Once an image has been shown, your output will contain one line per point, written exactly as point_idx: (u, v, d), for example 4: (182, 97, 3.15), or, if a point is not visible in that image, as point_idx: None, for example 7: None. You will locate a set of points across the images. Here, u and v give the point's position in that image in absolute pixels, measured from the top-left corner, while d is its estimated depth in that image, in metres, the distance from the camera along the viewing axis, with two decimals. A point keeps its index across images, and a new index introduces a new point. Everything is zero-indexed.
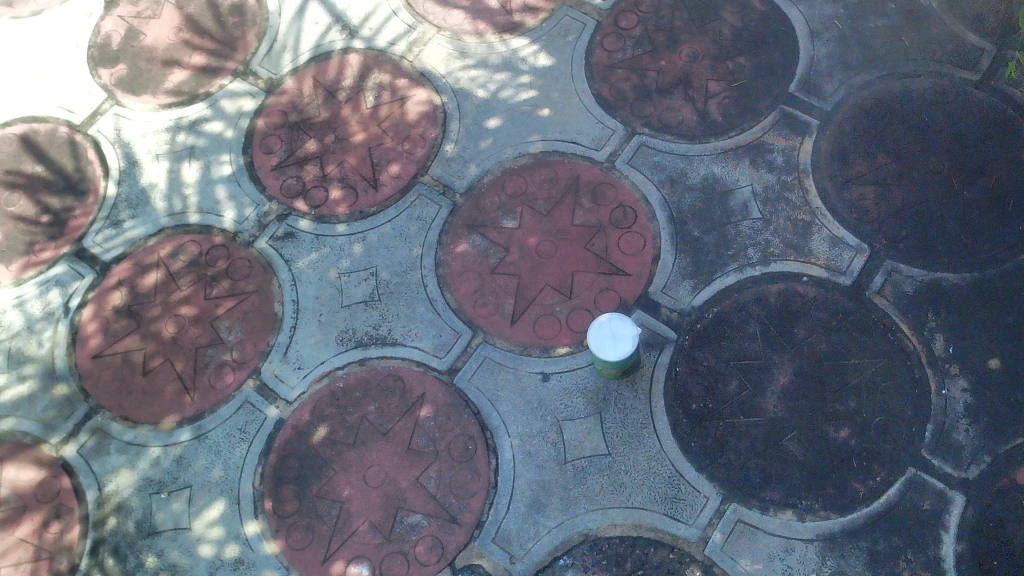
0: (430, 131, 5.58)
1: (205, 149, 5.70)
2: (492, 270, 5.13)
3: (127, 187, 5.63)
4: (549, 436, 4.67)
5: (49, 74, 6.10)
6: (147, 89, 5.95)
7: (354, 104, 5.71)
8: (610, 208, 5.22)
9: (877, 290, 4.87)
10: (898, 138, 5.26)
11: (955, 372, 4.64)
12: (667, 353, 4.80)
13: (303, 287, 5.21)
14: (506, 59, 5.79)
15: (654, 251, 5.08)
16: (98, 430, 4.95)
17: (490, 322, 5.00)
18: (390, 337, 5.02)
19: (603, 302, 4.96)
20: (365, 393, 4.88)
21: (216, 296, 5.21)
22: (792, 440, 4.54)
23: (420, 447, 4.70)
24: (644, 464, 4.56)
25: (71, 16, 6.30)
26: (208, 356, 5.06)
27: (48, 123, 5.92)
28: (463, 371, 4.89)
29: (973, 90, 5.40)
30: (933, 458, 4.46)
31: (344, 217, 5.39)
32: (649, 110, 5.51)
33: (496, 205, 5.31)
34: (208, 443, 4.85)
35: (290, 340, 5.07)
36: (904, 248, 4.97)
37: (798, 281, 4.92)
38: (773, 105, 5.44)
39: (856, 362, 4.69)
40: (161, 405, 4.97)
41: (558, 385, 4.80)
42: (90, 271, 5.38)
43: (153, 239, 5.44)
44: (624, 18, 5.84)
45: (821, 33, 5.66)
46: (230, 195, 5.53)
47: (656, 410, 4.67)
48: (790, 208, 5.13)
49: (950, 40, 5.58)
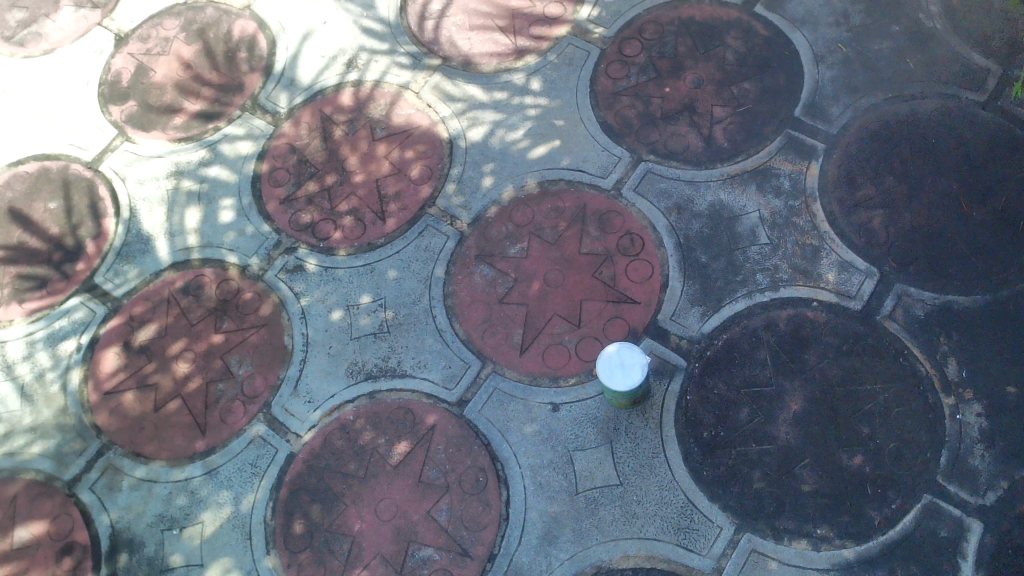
0: (437, 162, 5.62)
1: (215, 180, 5.76)
2: (500, 300, 5.14)
3: (138, 223, 5.68)
4: (560, 466, 4.65)
5: (61, 112, 6.18)
6: (156, 125, 6.02)
7: (361, 136, 5.75)
8: (617, 235, 5.23)
9: (888, 314, 4.84)
10: (905, 160, 5.25)
11: (970, 396, 4.59)
12: (677, 380, 4.77)
13: (312, 320, 5.23)
14: (510, 89, 5.82)
15: (662, 277, 5.07)
16: (110, 466, 4.96)
17: (499, 352, 5.00)
18: (400, 368, 5.02)
19: (612, 331, 4.95)
20: (376, 425, 4.87)
21: (226, 330, 5.23)
22: (804, 468, 4.49)
23: (430, 480, 4.69)
24: (657, 494, 4.53)
25: (82, 54, 6.40)
26: (219, 391, 5.07)
27: (60, 160, 5.99)
28: (472, 402, 4.89)
29: (980, 111, 5.38)
30: (949, 484, 4.41)
31: (354, 249, 5.42)
32: (654, 137, 5.52)
33: (503, 235, 5.33)
34: (220, 477, 4.86)
35: (300, 373, 5.08)
36: (915, 271, 4.94)
37: (808, 305, 4.90)
38: (779, 130, 5.44)
39: (868, 388, 4.64)
40: (173, 441, 4.98)
41: (569, 415, 4.78)
42: (102, 307, 5.42)
43: (163, 274, 5.48)
44: (628, 45, 5.87)
45: (826, 57, 5.66)
46: (239, 228, 5.57)
47: (667, 438, 4.64)
48: (798, 233, 5.12)
49: (956, 61, 5.57)
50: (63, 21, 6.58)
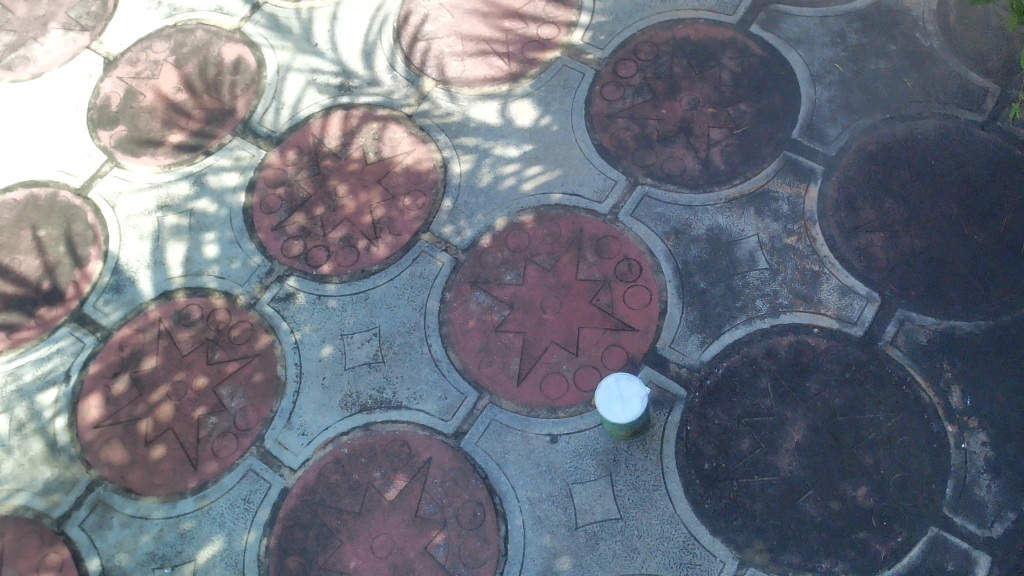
0: (430, 187, 5.54)
1: (206, 206, 5.68)
2: (496, 329, 5.06)
3: (129, 252, 5.61)
4: (559, 500, 4.57)
5: (49, 137, 6.10)
6: (146, 150, 5.94)
7: (354, 161, 5.67)
8: (615, 261, 5.15)
9: (890, 341, 4.77)
10: (905, 182, 5.18)
11: (975, 425, 4.52)
12: (677, 410, 4.70)
13: (306, 351, 5.14)
14: (505, 111, 5.75)
15: (660, 304, 5.00)
16: (100, 503, 4.87)
17: (496, 382, 4.92)
18: (395, 400, 4.94)
19: (611, 359, 4.87)
20: (371, 458, 4.79)
21: (217, 361, 5.14)
22: (808, 500, 4.41)
23: (427, 515, 4.60)
24: (658, 528, 4.45)
25: (71, 78, 6.31)
26: (210, 424, 4.98)
27: (48, 187, 5.91)
28: (469, 434, 4.80)
29: (979, 132, 5.32)
30: (956, 516, 4.33)
31: (347, 276, 5.34)
32: (651, 160, 5.45)
33: (499, 261, 5.25)
34: (213, 513, 4.77)
35: (293, 405, 4.99)
36: (916, 296, 4.87)
37: (809, 332, 4.83)
38: (777, 152, 5.38)
39: (872, 417, 4.57)
40: (164, 476, 4.89)
41: (567, 447, 4.70)
42: (91, 338, 5.34)
43: (153, 303, 5.40)
44: (623, 66, 5.80)
45: (823, 77, 5.60)
46: (230, 256, 5.49)
47: (668, 470, 4.56)
48: (797, 257, 5.05)
49: (954, 81, 5.51)
50: (51, 45, 6.50)
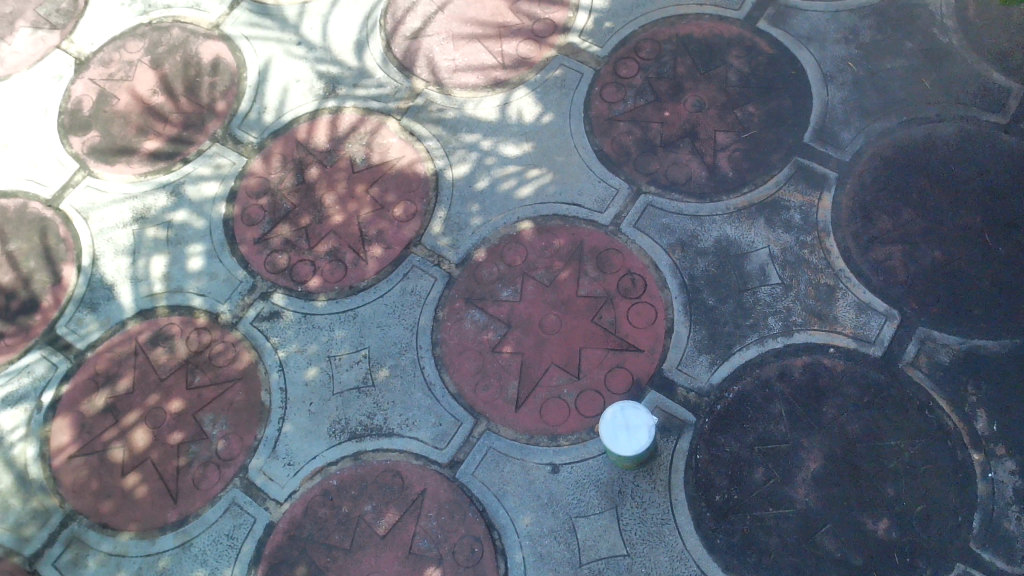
0: (421, 196, 5.23)
1: (184, 218, 5.36)
2: (493, 349, 4.77)
3: (103, 267, 5.29)
4: (562, 535, 4.30)
5: (18, 144, 5.76)
6: (120, 158, 5.60)
7: (340, 168, 5.36)
8: (617, 276, 4.86)
9: (910, 361, 4.50)
10: (924, 190, 4.89)
11: (1001, 453, 4.26)
12: (686, 437, 4.43)
13: (291, 374, 4.85)
14: (499, 115, 5.43)
15: (666, 322, 4.72)
16: (75, 539, 4.58)
17: (493, 407, 4.64)
18: (386, 427, 4.66)
19: (615, 383, 4.60)
20: (361, 490, 4.51)
21: (198, 385, 4.85)
22: (826, 535, 4.16)
23: (421, 551, 4.33)
24: (666, 565, 4.19)
25: (40, 80, 5.96)
26: (191, 454, 4.69)
27: (17, 197, 5.58)
28: (466, 463, 4.53)
29: (1001, 135, 5.03)
30: (983, 551, 4.08)
31: (334, 294, 5.04)
32: (654, 166, 5.15)
33: (495, 276, 4.96)
34: (194, 550, 4.49)
35: (278, 433, 4.71)
36: (938, 313, 4.60)
37: (824, 352, 4.56)
38: (788, 157, 5.08)
39: (892, 444, 4.31)
40: (142, 510, 4.60)
41: (570, 477, 4.43)
42: (63, 361, 5.03)
43: (130, 323, 5.09)
44: (623, 66, 5.49)
45: (836, 77, 5.29)
46: (210, 271, 5.18)
47: (677, 503, 4.30)
48: (810, 271, 4.77)
49: (974, 80, 5.21)
50: (19, 44, 6.14)
